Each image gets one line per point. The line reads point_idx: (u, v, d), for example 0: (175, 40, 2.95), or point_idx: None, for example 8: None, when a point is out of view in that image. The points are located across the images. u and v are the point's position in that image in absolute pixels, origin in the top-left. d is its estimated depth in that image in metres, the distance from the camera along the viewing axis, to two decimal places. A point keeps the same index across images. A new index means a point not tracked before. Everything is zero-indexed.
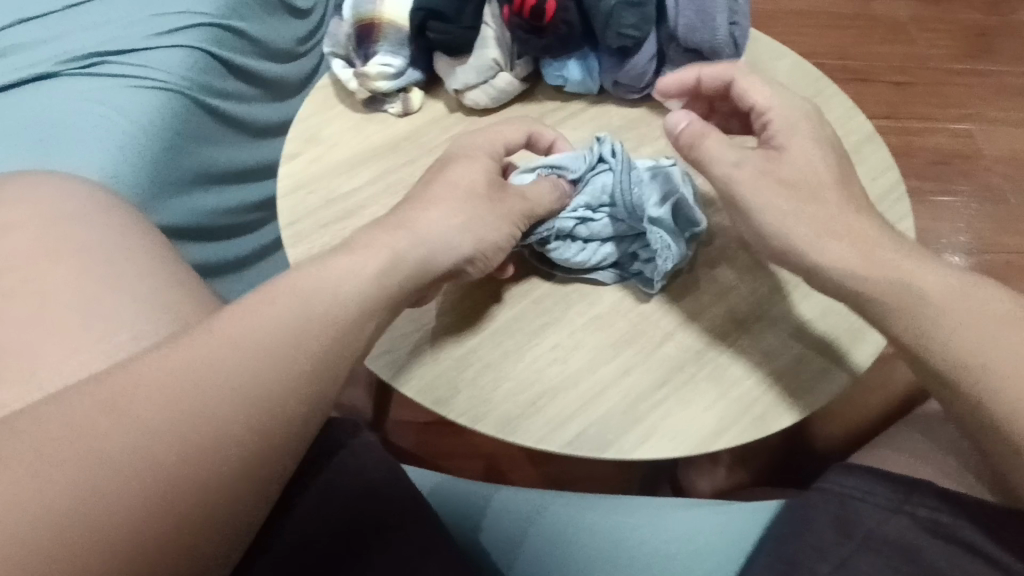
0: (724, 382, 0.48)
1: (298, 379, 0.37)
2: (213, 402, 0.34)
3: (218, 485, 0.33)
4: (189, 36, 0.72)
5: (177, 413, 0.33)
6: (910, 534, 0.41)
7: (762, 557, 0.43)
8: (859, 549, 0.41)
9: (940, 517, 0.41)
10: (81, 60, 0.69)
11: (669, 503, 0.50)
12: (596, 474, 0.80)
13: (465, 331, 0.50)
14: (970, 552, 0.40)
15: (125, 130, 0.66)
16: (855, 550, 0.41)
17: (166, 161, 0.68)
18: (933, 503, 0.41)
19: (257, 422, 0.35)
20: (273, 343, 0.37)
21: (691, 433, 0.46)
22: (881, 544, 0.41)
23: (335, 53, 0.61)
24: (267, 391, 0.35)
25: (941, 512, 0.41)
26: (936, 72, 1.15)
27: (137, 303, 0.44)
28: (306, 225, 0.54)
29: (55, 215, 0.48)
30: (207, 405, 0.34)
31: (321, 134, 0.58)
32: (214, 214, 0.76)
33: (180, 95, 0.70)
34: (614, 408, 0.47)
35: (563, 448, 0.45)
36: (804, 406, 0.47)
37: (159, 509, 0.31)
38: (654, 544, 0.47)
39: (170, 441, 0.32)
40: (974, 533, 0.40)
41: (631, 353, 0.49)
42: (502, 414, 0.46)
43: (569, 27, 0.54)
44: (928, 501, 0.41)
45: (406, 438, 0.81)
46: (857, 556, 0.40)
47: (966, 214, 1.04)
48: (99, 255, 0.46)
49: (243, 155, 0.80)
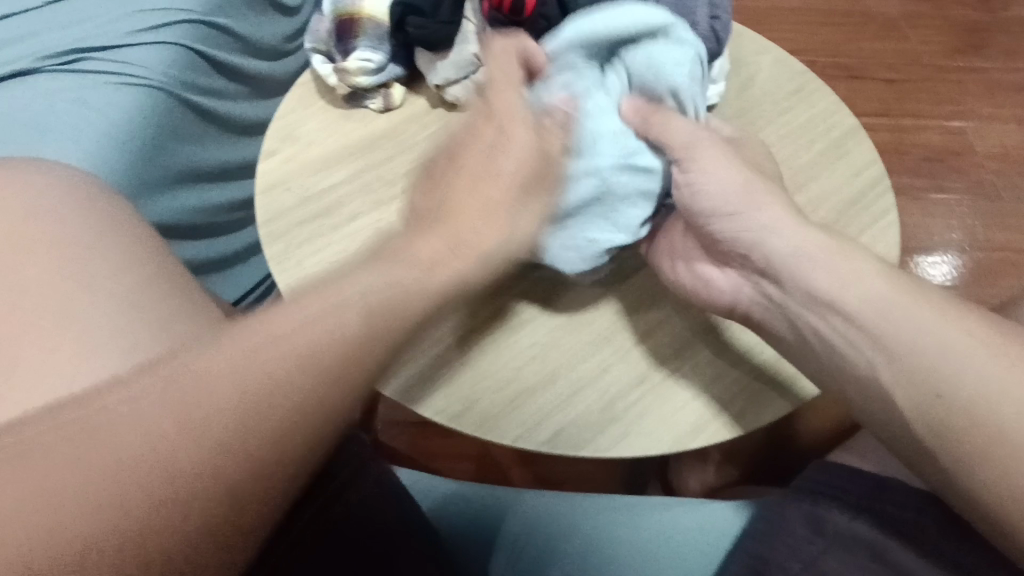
0: (702, 380, 0.47)
1: (326, 371, 0.32)
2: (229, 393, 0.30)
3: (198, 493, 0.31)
4: (171, 33, 0.71)
5: (187, 404, 0.29)
6: (880, 532, 0.40)
7: (733, 559, 0.43)
8: (829, 546, 0.41)
9: (906, 514, 0.41)
10: (62, 57, 0.68)
11: (646, 502, 0.50)
12: (584, 472, 0.79)
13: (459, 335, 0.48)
14: (938, 551, 0.39)
15: (106, 127, 0.65)
16: (825, 547, 0.41)
17: (148, 158, 0.67)
18: (901, 500, 0.41)
19: (278, 423, 0.30)
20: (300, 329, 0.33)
21: (670, 430, 0.46)
22: (848, 541, 0.41)
23: (316, 49, 0.60)
24: (297, 383, 0.31)
25: (908, 510, 0.41)
26: (928, 68, 1.15)
27: (113, 299, 0.43)
28: (282, 223, 0.53)
29: (30, 208, 0.48)
30: (226, 398, 0.30)
31: (300, 132, 0.58)
32: (198, 212, 0.75)
33: (162, 92, 0.69)
34: (592, 405, 0.46)
35: (539, 447, 0.45)
36: (784, 403, 0.46)
37: (170, 514, 0.27)
38: (632, 545, 0.47)
39: (179, 439, 0.28)
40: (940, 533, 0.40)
41: (610, 351, 0.48)
42: (477, 413, 0.46)
43: (549, 22, 0.53)
44: (898, 497, 0.41)
45: (394, 437, 0.81)
46: (825, 554, 0.40)
47: (957, 211, 1.03)
48: (75, 249, 0.45)
49: (227, 152, 0.79)
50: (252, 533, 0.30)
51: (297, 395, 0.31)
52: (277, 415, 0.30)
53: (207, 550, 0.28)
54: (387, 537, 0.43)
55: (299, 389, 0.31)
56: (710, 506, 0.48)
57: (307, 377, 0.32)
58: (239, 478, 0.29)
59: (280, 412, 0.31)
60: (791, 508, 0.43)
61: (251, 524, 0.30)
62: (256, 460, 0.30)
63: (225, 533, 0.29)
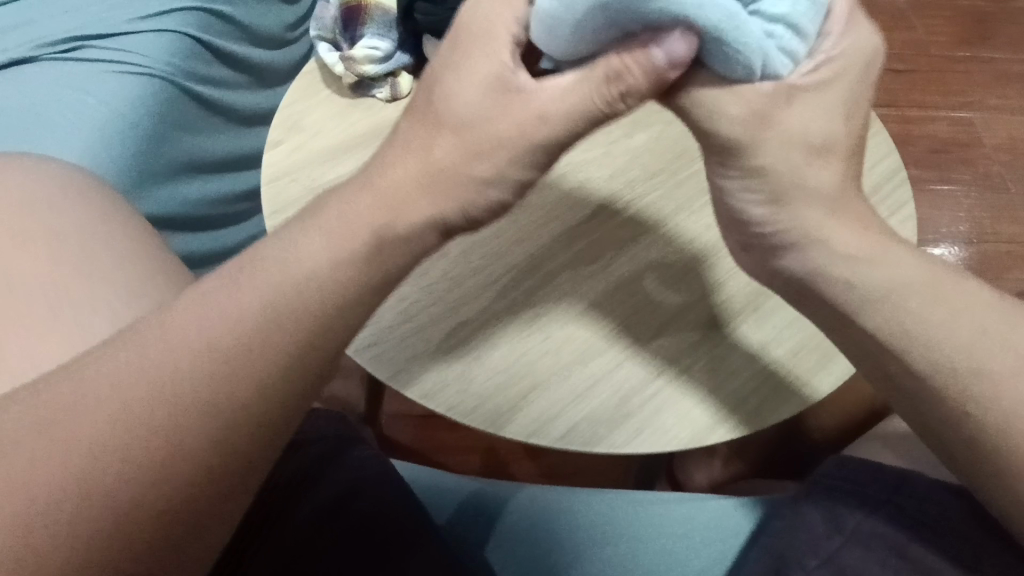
0: (718, 374, 0.47)
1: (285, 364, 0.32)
2: (151, 394, 0.30)
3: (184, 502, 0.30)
4: (171, 20, 0.70)
5: (113, 407, 0.29)
6: (899, 526, 0.40)
7: (752, 556, 0.43)
8: (848, 542, 0.40)
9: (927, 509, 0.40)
10: (60, 44, 0.67)
11: (661, 498, 0.49)
12: (591, 466, 0.78)
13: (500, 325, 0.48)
14: (958, 543, 0.39)
15: (106, 117, 0.64)
16: (845, 543, 0.40)
17: (150, 148, 0.66)
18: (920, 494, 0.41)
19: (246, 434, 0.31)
20: (212, 318, 0.32)
21: (686, 426, 0.45)
22: (869, 538, 0.40)
23: (321, 38, 0.60)
24: (220, 369, 0.31)
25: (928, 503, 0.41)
26: (937, 59, 1.13)
27: (126, 288, 0.43)
28: (289, 214, 0.52)
29: (36, 198, 0.47)
30: (145, 402, 0.30)
31: (306, 122, 0.57)
32: (201, 203, 0.73)
33: (163, 81, 0.68)
34: (607, 400, 0.46)
35: (554, 442, 0.44)
36: (800, 400, 0.46)
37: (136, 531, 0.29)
38: (648, 543, 0.46)
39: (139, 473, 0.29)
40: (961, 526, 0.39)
41: (625, 345, 0.48)
42: (490, 409, 0.45)
43: None
44: (917, 491, 0.41)
45: (400, 430, 0.80)
46: (845, 550, 0.40)
47: (965, 204, 1.02)
48: (80, 240, 0.45)
49: (231, 143, 0.77)
50: (211, 519, 0.31)
51: (222, 381, 0.31)
52: (205, 402, 0.30)
53: (162, 543, 0.29)
54: (396, 531, 0.43)
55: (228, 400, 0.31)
56: (719, 502, 0.48)
57: (228, 358, 0.31)
58: (180, 477, 0.29)
59: (215, 407, 0.30)
60: (808, 504, 0.43)
61: (206, 517, 0.31)
62: (189, 450, 0.30)
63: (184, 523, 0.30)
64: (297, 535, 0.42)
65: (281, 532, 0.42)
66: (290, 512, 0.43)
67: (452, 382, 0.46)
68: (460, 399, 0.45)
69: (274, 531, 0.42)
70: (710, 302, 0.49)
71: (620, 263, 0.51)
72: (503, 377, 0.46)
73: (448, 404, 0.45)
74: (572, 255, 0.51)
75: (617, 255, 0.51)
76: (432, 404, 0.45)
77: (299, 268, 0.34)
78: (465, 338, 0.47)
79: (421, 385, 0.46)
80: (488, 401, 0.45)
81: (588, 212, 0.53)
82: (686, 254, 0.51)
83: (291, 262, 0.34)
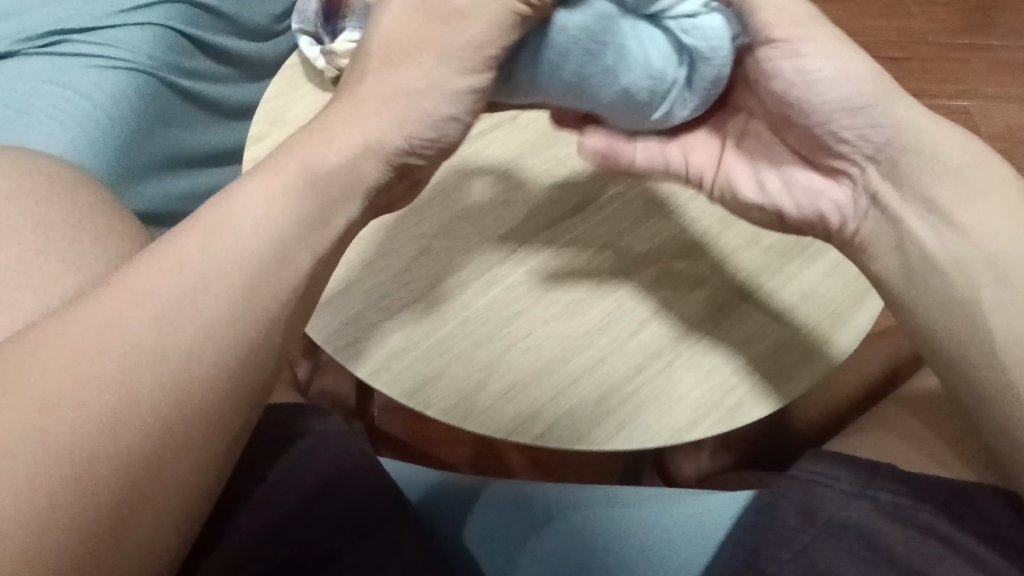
0: (700, 370, 0.47)
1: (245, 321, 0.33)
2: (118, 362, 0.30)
3: (157, 466, 0.30)
4: (153, 13, 0.69)
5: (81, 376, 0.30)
6: (872, 517, 0.41)
7: (726, 551, 0.43)
8: (819, 536, 0.40)
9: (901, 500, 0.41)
10: (41, 39, 0.67)
11: (640, 494, 0.49)
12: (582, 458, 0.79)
13: (488, 323, 0.48)
14: (930, 533, 0.39)
15: (87, 112, 0.64)
16: (817, 536, 0.40)
17: (135, 143, 0.66)
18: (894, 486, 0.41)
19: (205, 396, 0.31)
20: (170, 275, 0.33)
21: (666, 421, 0.45)
22: (839, 530, 0.40)
23: (304, 32, 0.59)
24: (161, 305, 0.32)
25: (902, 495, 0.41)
26: (932, 46, 1.12)
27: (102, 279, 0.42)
28: None
29: (18, 190, 0.46)
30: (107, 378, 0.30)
31: (287, 116, 0.56)
32: (187, 198, 0.72)
33: (147, 75, 0.67)
34: (587, 397, 0.46)
35: (532, 440, 0.44)
36: (782, 394, 0.46)
37: (113, 495, 0.29)
38: (630, 538, 0.46)
39: (109, 437, 0.29)
40: (937, 517, 0.40)
41: (605, 343, 0.47)
42: (467, 405, 0.45)
43: None
44: (889, 483, 0.41)
45: (390, 423, 0.80)
46: (817, 542, 0.40)
47: None
48: (58, 233, 0.44)
49: (219, 136, 0.76)
50: (186, 463, 0.31)
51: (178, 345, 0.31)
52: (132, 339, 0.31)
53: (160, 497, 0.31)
54: (380, 527, 0.43)
55: (190, 361, 0.31)
56: (707, 496, 0.48)
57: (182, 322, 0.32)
58: (150, 442, 0.30)
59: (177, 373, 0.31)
60: (784, 497, 0.43)
61: (194, 463, 0.31)
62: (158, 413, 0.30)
63: (134, 468, 0.30)
64: (269, 526, 0.41)
65: (257, 519, 0.42)
66: (268, 506, 0.42)
67: (430, 379, 0.46)
68: (435, 399, 0.45)
69: (249, 523, 0.41)
70: (695, 296, 0.49)
71: (603, 258, 0.51)
72: (484, 377, 0.46)
73: (420, 398, 0.45)
74: (554, 251, 0.51)
75: (602, 249, 0.51)
76: (405, 400, 0.45)
77: (221, 228, 0.34)
78: (445, 334, 0.47)
79: (393, 380, 0.46)
80: (466, 398, 0.45)
81: (570, 206, 0.53)
82: (670, 249, 0.51)
83: (224, 207, 0.35)
